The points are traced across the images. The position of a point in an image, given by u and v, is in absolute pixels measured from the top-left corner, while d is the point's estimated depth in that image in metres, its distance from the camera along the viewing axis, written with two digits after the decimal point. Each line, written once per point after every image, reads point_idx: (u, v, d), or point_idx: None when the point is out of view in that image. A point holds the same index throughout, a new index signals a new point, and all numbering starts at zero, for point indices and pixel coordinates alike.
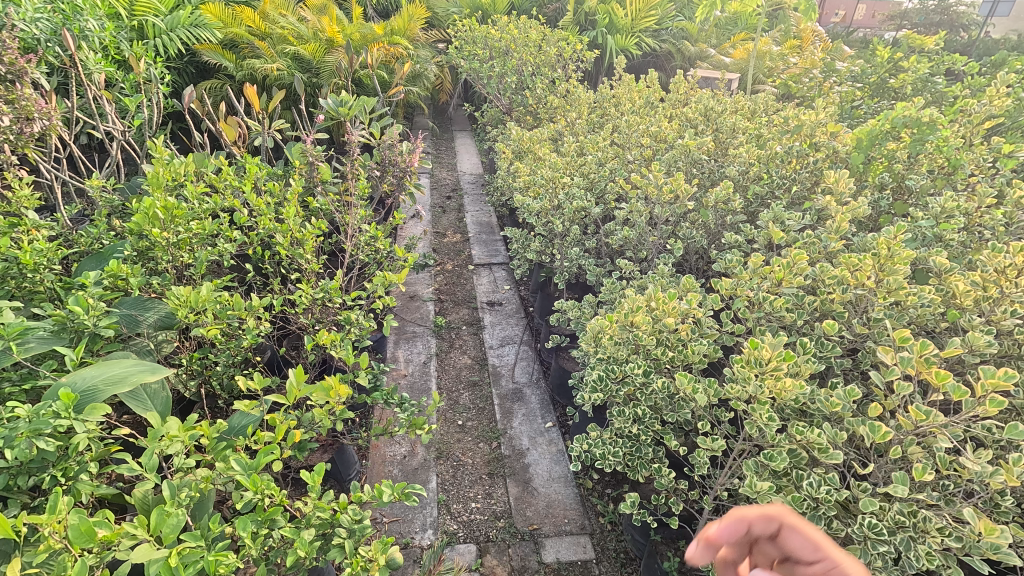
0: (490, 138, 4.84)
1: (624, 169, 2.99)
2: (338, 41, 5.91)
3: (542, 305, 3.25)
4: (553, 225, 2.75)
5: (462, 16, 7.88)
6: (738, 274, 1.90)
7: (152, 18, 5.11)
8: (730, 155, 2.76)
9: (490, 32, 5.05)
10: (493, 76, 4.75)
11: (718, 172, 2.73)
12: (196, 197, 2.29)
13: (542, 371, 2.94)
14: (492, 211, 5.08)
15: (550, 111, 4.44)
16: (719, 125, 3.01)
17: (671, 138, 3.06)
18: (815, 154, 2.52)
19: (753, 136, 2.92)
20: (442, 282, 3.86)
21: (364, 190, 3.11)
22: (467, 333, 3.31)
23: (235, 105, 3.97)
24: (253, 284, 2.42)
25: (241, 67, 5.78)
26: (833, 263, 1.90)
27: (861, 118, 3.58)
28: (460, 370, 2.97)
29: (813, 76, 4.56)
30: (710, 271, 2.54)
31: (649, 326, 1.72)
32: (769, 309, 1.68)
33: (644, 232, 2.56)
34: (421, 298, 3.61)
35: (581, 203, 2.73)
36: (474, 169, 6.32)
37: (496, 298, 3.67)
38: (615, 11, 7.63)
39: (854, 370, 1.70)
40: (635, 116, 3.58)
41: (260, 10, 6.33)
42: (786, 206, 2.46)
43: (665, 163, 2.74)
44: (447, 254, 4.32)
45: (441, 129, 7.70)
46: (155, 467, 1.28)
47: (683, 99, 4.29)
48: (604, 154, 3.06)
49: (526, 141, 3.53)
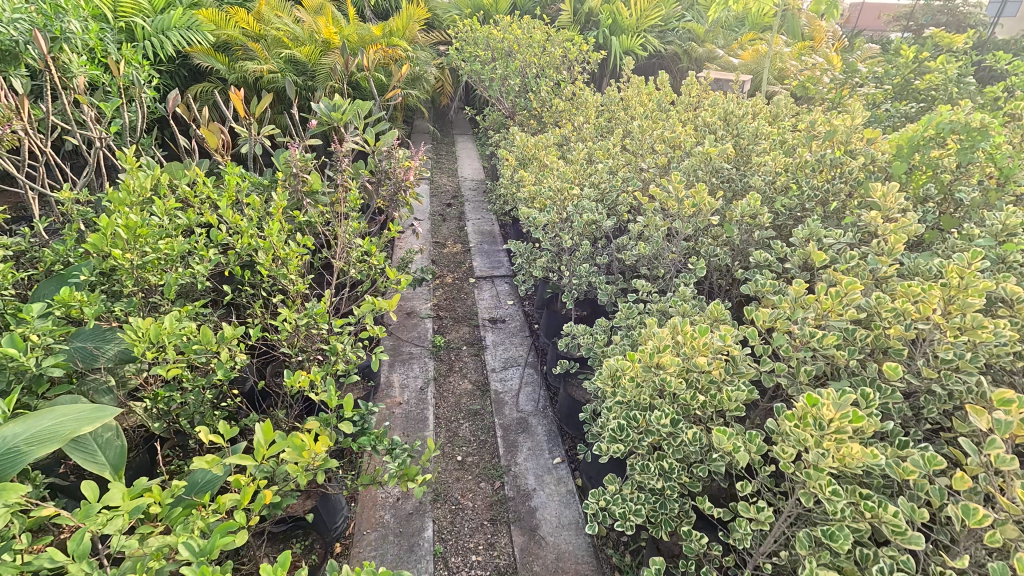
0: (493, 143, 4.62)
1: (638, 177, 2.77)
2: (334, 42, 5.70)
3: (548, 324, 3.03)
4: (561, 240, 2.53)
5: (462, 17, 7.70)
6: (776, 300, 1.66)
7: (140, 20, 4.94)
8: (754, 163, 2.53)
9: (492, 32, 4.84)
10: (495, 78, 4.54)
11: (741, 182, 2.50)
12: (168, 212, 2.07)
13: (549, 397, 2.72)
14: (494, 219, 4.86)
15: (556, 115, 4.22)
16: (741, 130, 2.78)
17: (687, 144, 2.84)
18: (851, 162, 2.28)
19: (776, 141, 2.70)
20: (441, 297, 3.63)
21: (357, 202, 2.88)
22: (468, 353, 3.08)
23: (223, 110, 3.76)
24: (232, 308, 2.20)
25: (233, 69, 5.57)
26: (883, 289, 1.67)
27: (889, 121, 3.36)
28: (460, 397, 2.74)
29: (832, 77, 4.34)
30: (735, 291, 2.31)
31: (678, 366, 1.48)
32: (818, 348, 1.44)
33: (661, 248, 2.33)
34: (418, 315, 3.38)
35: (593, 216, 2.51)
36: (475, 175, 6.11)
37: (498, 315, 3.45)
38: (620, 11, 7.41)
39: (915, 417, 1.47)
40: (647, 120, 3.36)
41: (255, 12, 6.15)
42: (820, 219, 2.23)
43: (683, 172, 2.51)
44: (447, 265, 4.10)
45: (441, 133, 7.50)
46: (85, 555, 1.04)
47: (695, 101, 4.07)
48: (615, 162, 2.84)
49: (531, 147, 3.30)
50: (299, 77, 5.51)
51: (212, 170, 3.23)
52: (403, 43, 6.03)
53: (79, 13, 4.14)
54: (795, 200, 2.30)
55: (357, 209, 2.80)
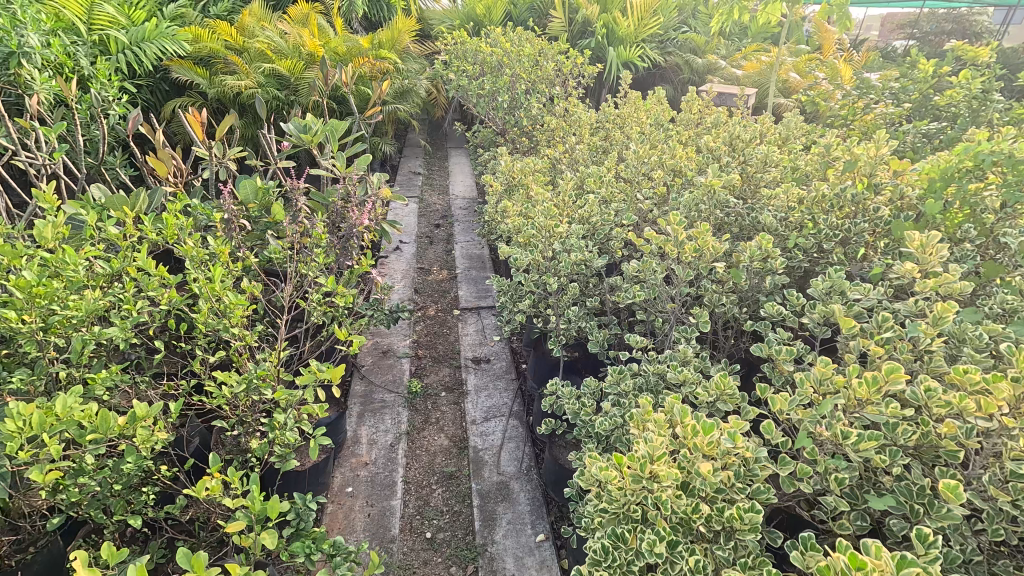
0: (481, 163, 4.35)
1: (634, 209, 2.49)
2: (319, 55, 5.46)
3: (535, 368, 2.74)
4: (547, 282, 2.25)
5: (455, 28, 7.48)
6: (796, 377, 1.37)
7: (113, 33, 4.72)
8: (763, 196, 2.25)
9: (480, 45, 4.59)
10: (484, 94, 4.29)
11: (749, 217, 2.21)
12: (88, 259, 1.80)
13: (534, 456, 2.42)
14: (484, 242, 4.58)
15: (547, 134, 3.96)
16: (748, 156, 2.50)
17: (688, 170, 2.55)
18: (875, 198, 2.00)
19: (788, 169, 2.41)
20: (422, 333, 3.35)
21: (323, 235, 2.61)
22: (447, 401, 2.79)
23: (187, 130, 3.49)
24: (165, 368, 1.91)
25: (213, 83, 5.31)
26: (927, 367, 1.37)
27: (909, 142, 3.07)
28: (434, 456, 2.45)
29: (844, 93, 4.06)
30: (744, 346, 2.02)
31: (678, 473, 1.19)
32: (852, 452, 1.15)
33: (660, 296, 2.05)
34: (395, 354, 3.10)
35: (582, 255, 2.23)
36: (467, 192, 5.83)
37: (482, 353, 3.15)
38: (617, 20, 7.18)
39: (976, 538, 1.16)
40: (644, 142, 3.09)
41: (239, 24, 5.93)
42: (840, 264, 1.95)
43: (684, 206, 2.24)
44: (430, 295, 3.82)
45: (434, 148, 7.26)
46: None
47: (696, 119, 3.80)
48: (608, 192, 2.57)
49: (517, 173, 3.03)
50: (281, 91, 5.24)
51: (173, 201, 2.97)
52: (392, 55, 5.77)
53: (39, 26, 3.87)
54: (811, 240, 2.02)
55: (322, 245, 2.53)
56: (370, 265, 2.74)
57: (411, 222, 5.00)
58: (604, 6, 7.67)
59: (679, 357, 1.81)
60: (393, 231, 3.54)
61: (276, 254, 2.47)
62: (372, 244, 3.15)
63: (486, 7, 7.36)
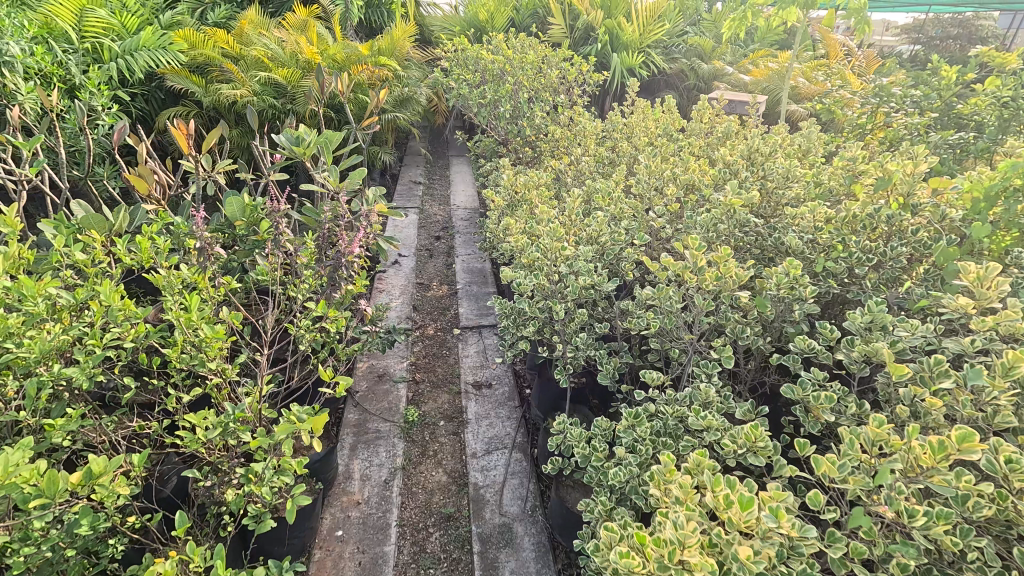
0: (483, 173, 4.20)
1: (645, 228, 2.32)
2: (316, 62, 5.32)
3: (539, 396, 2.57)
4: (553, 308, 2.08)
5: (456, 35, 7.37)
6: (839, 432, 1.21)
7: (103, 40, 4.66)
8: (786, 214, 2.08)
9: (482, 52, 4.44)
10: (485, 103, 4.14)
11: (772, 238, 2.05)
12: (48, 291, 1.63)
13: (539, 494, 2.25)
14: (486, 255, 4.43)
15: (550, 144, 3.81)
16: (767, 170, 2.34)
17: (703, 185, 2.39)
18: (912, 220, 1.83)
19: (810, 185, 2.25)
20: (420, 354, 3.18)
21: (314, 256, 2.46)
22: (446, 431, 2.62)
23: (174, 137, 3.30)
24: (135, 408, 1.74)
25: (208, 92, 5.11)
26: (993, 423, 1.20)
27: (935, 154, 2.91)
28: (432, 494, 2.28)
29: (861, 101, 3.91)
30: (768, 380, 1.85)
31: (715, 557, 1.00)
32: (920, 537, 0.97)
33: (676, 326, 1.87)
34: (391, 379, 2.93)
35: (591, 279, 2.06)
36: (469, 202, 5.68)
37: (483, 377, 2.98)
38: (620, 26, 7.04)
39: None
40: (654, 154, 2.93)
41: (236, 32, 5.81)
42: (873, 291, 1.79)
43: (701, 226, 2.07)
44: (429, 313, 3.65)
45: (436, 156, 7.13)
46: None
47: (706, 128, 3.65)
48: (617, 209, 2.40)
49: (520, 187, 2.87)
50: (278, 100, 5.10)
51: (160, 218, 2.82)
52: (391, 62, 5.63)
53: (22, 34, 3.84)
54: (838, 264, 1.86)
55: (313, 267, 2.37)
56: (364, 286, 2.58)
57: (410, 234, 4.85)
58: (608, 12, 7.55)
59: (700, 395, 1.64)
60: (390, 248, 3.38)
61: (263, 276, 2.32)
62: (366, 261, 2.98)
63: (488, 14, 7.24)
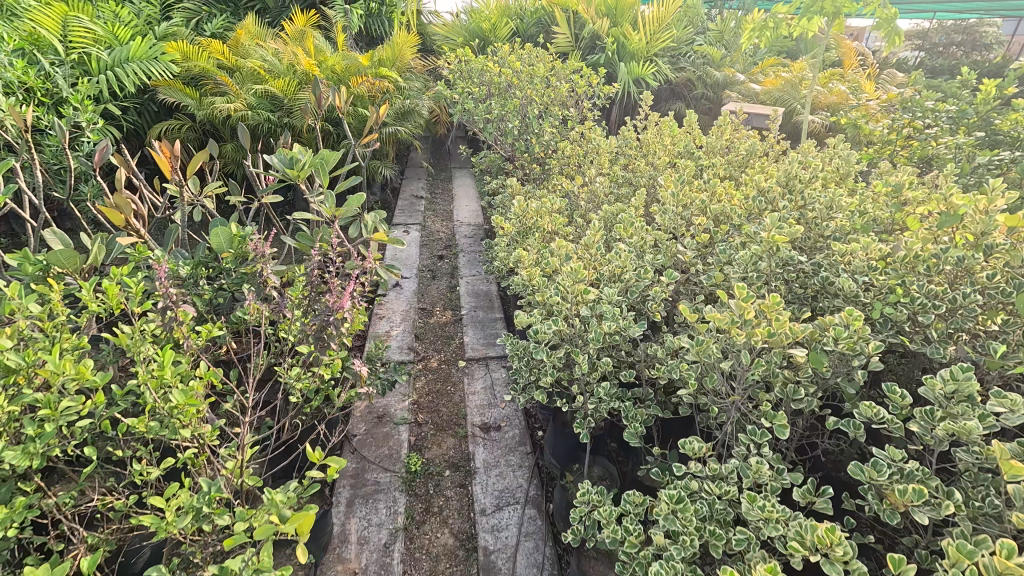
0: (489, 192, 4.00)
1: (673, 263, 2.10)
2: (315, 74, 5.12)
3: (553, 443, 2.35)
4: (574, 358, 1.85)
5: (458, 44, 7.19)
6: (944, 549, 0.99)
7: (92, 50, 4.51)
8: (835, 252, 1.86)
9: (487, 64, 4.24)
10: (492, 118, 3.94)
11: (819, 278, 1.83)
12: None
13: (556, 562, 2.02)
14: (491, 277, 4.21)
15: (560, 163, 3.61)
16: (808, 199, 2.12)
17: (737, 215, 2.17)
18: (987, 264, 1.60)
19: (856, 216, 2.04)
20: (423, 391, 2.95)
21: (308, 295, 2.25)
22: (452, 482, 2.39)
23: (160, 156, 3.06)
24: (98, 485, 1.51)
25: (202, 105, 4.89)
26: None
27: (981, 176, 2.70)
28: (438, 561, 2.05)
29: (890, 115, 3.70)
30: (820, 444, 1.63)
31: None
32: None
33: (717, 383, 1.65)
34: (392, 420, 2.70)
35: (616, 325, 1.83)
36: (473, 218, 5.48)
37: (491, 417, 2.76)
38: (628, 35, 6.87)
39: None
40: (677, 176, 2.72)
41: (232, 42, 5.63)
42: (941, 344, 1.58)
43: (739, 265, 1.85)
44: (432, 342, 3.43)
45: (437, 169, 6.93)
46: None
47: (726, 145, 3.44)
48: (641, 242, 2.19)
49: (533, 213, 2.66)
50: (274, 113, 4.90)
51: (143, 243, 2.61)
52: (392, 73, 5.44)
53: None
54: (899, 311, 1.65)
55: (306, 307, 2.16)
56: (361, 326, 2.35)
57: (412, 254, 4.63)
58: (614, 20, 7.37)
59: (750, 471, 1.42)
60: (391, 275, 3.15)
61: (252, 317, 2.10)
62: (364, 292, 2.76)
63: (492, 23, 7.05)
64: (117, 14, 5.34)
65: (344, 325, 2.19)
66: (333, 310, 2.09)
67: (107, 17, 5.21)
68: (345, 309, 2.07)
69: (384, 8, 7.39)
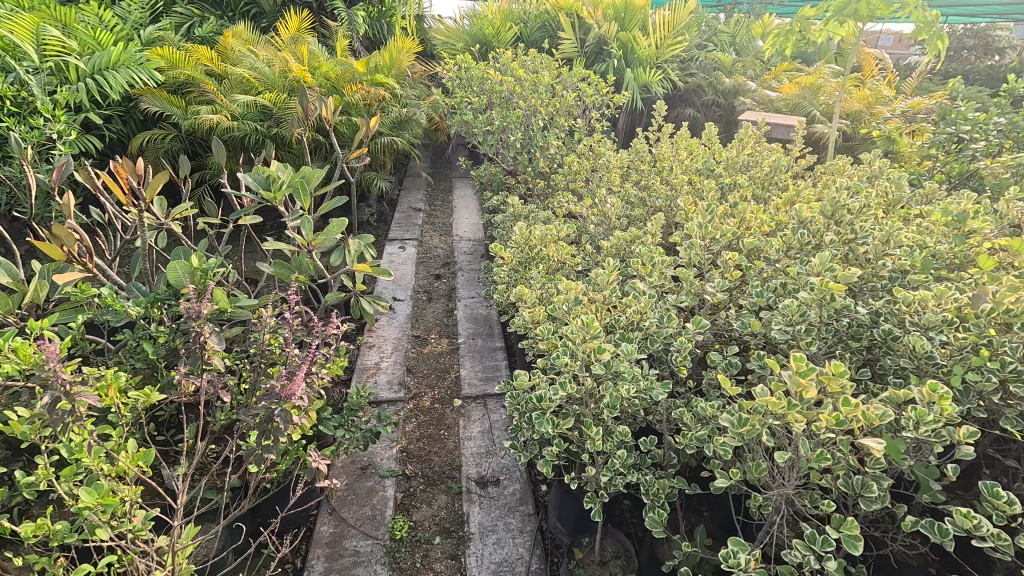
0: (490, 209, 3.71)
1: (699, 307, 1.81)
2: (307, 81, 4.85)
3: (559, 505, 2.04)
4: (587, 426, 1.55)
5: (460, 50, 6.94)
6: None
7: (70, 57, 4.25)
8: (898, 300, 1.56)
9: (488, 72, 3.96)
10: (493, 130, 3.65)
11: (880, 331, 1.53)
12: None
13: None
14: (492, 299, 3.91)
15: (567, 179, 3.32)
16: (857, 230, 1.82)
17: (772, 247, 1.88)
18: None
19: (918, 253, 1.73)
20: (414, 436, 2.65)
21: (272, 350, 1.90)
22: (443, 552, 2.08)
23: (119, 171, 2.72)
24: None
25: (187, 115, 4.62)
26: None
27: None
28: None
29: (932, 128, 3.40)
30: (891, 543, 1.33)
31: None
32: None
33: (763, 467, 1.35)
34: (378, 473, 2.40)
35: (636, 387, 1.54)
36: (473, 232, 5.19)
37: (488, 469, 2.46)
38: (637, 40, 6.62)
39: None
40: (699, 201, 2.44)
41: (221, 47, 5.36)
42: None
43: (783, 318, 1.55)
44: (426, 375, 3.13)
45: (438, 179, 6.66)
46: None
47: (749, 161, 3.16)
48: (661, 281, 1.91)
49: (538, 241, 2.37)
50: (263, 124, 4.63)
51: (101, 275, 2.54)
52: (389, 81, 5.17)
53: None
54: (984, 378, 1.36)
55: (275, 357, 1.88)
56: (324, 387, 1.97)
57: (408, 273, 4.34)
58: (621, 24, 7.10)
59: None
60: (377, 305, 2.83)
61: (212, 370, 1.82)
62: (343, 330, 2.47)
63: (495, 28, 6.79)
64: (101, 18, 5.08)
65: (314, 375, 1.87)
66: (281, 398, 1.63)
67: (90, 21, 4.95)
68: (294, 397, 1.62)
69: (383, 11, 7.13)
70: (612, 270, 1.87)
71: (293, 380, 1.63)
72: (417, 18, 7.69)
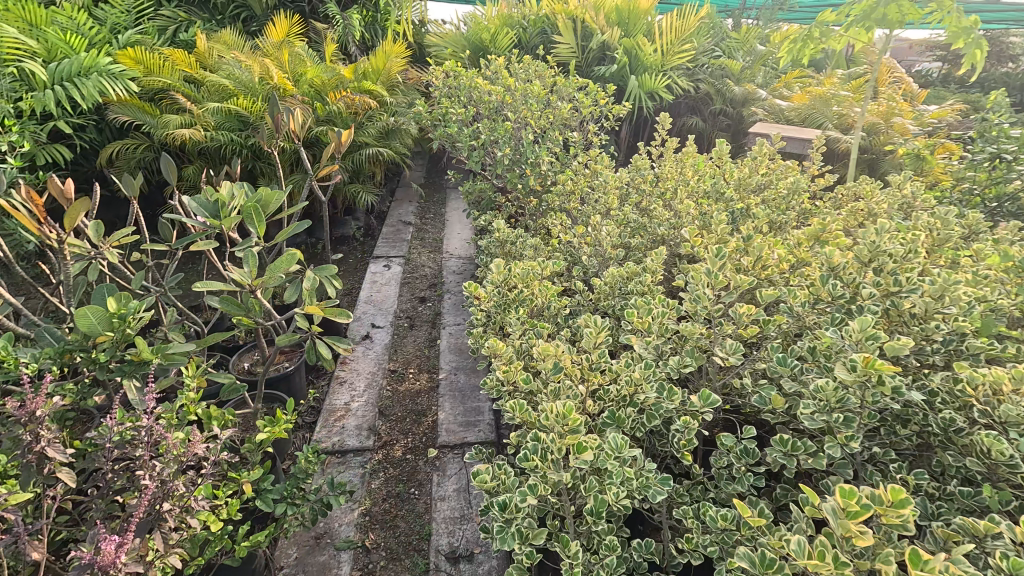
0: (477, 230, 3.40)
1: (705, 373, 1.50)
2: (288, 88, 4.55)
3: None
4: (564, 537, 1.22)
5: (456, 55, 6.66)
6: None
7: (32, 63, 3.97)
8: (965, 381, 1.23)
9: (478, 79, 3.64)
10: (480, 144, 3.33)
11: (940, 421, 1.21)
12: None
13: None
14: (479, 327, 3.58)
15: (561, 200, 3.01)
16: (902, 281, 1.49)
17: (796, 298, 1.55)
18: None
19: (979, 315, 1.40)
20: (380, 497, 2.33)
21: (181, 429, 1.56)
22: None
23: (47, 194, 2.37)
24: None
25: (159, 124, 4.33)
26: None
27: None
28: None
29: (966, 149, 3.08)
30: None
31: None
32: None
33: None
34: (333, 546, 2.08)
35: (628, 490, 1.20)
36: (464, 249, 4.87)
37: (461, 540, 2.12)
38: (641, 45, 6.34)
39: None
40: (706, 234, 2.13)
41: (201, 51, 5.07)
42: None
43: (816, 401, 1.23)
44: (401, 419, 2.81)
45: (430, 190, 6.37)
46: None
47: (764, 182, 2.85)
48: (660, 339, 1.58)
49: (520, 278, 2.06)
50: (240, 134, 4.33)
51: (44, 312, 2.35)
52: (376, 88, 4.87)
53: None
54: None
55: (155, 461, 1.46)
56: (199, 524, 1.49)
57: (390, 295, 4.03)
58: (625, 29, 6.82)
59: None
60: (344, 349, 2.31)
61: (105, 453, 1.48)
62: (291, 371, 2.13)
63: (492, 32, 6.49)
64: (75, 20, 4.81)
65: (184, 508, 1.42)
66: (95, 568, 1.13)
67: (62, 23, 4.67)
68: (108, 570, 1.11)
69: (377, 15, 6.88)
70: (603, 325, 1.53)
71: (111, 544, 1.15)
72: (414, 22, 7.42)
